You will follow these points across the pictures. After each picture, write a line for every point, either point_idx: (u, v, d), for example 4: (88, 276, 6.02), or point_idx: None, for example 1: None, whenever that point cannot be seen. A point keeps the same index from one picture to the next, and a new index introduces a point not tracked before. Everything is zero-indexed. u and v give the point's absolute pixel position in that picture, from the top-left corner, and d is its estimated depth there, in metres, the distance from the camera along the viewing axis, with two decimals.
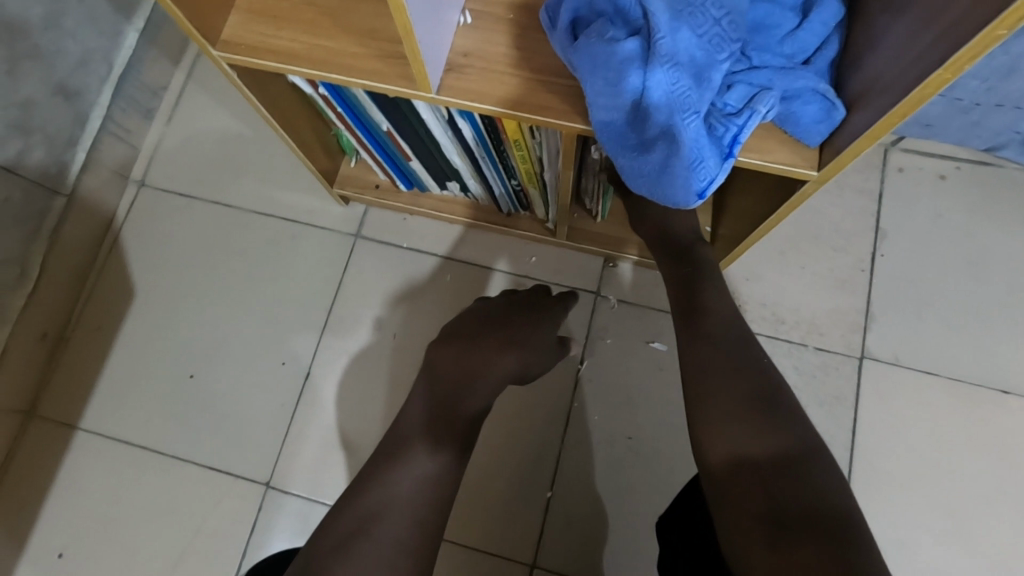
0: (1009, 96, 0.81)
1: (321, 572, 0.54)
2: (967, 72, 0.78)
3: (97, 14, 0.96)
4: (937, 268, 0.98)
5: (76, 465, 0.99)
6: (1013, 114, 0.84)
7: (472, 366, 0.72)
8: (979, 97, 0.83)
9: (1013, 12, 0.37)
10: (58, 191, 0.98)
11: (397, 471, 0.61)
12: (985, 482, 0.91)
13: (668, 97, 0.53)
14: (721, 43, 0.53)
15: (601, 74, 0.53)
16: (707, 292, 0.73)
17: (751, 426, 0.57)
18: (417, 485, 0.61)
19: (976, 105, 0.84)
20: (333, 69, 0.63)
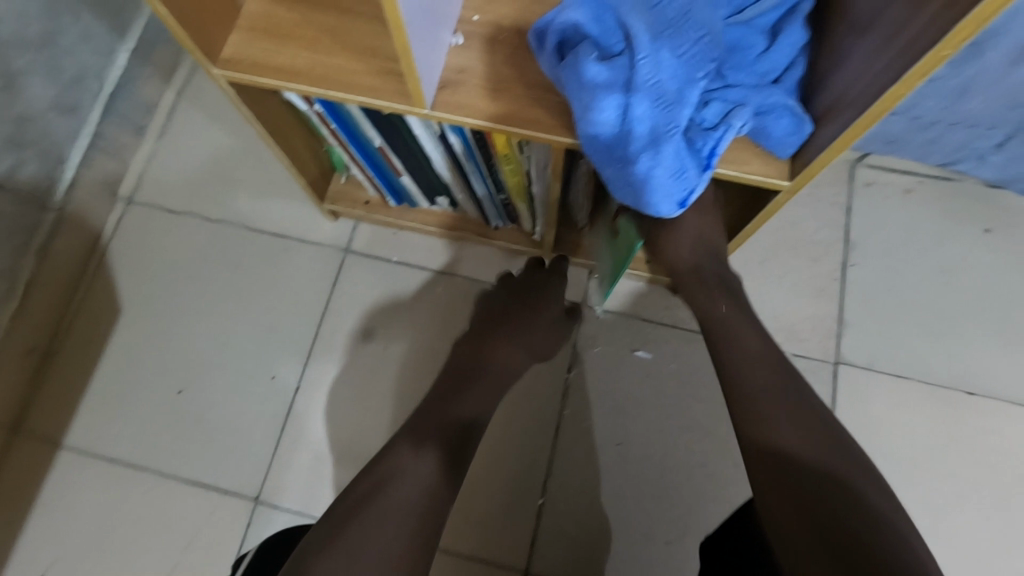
0: (962, 114, 0.87)
1: (340, 532, 0.55)
2: (923, 92, 0.84)
3: (90, 33, 1.03)
4: (905, 274, 1.03)
5: (60, 485, 0.97)
6: (966, 132, 0.90)
7: (481, 354, 0.79)
8: (936, 115, 0.88)
9: (959, 32, 0.42)
10: (48, 206, 1.01)
11: (412, 443, 0.64)
12: (958, 480, 0.94)
13: (650, 117, 0.56)
14: (700, 63, 0.57)
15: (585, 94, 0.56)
16: (747, 334, 0.69)
17: (813, 444, 0.57)
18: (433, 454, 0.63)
19: (933, 123, 0.90)
20: (331, 86, 0.66)
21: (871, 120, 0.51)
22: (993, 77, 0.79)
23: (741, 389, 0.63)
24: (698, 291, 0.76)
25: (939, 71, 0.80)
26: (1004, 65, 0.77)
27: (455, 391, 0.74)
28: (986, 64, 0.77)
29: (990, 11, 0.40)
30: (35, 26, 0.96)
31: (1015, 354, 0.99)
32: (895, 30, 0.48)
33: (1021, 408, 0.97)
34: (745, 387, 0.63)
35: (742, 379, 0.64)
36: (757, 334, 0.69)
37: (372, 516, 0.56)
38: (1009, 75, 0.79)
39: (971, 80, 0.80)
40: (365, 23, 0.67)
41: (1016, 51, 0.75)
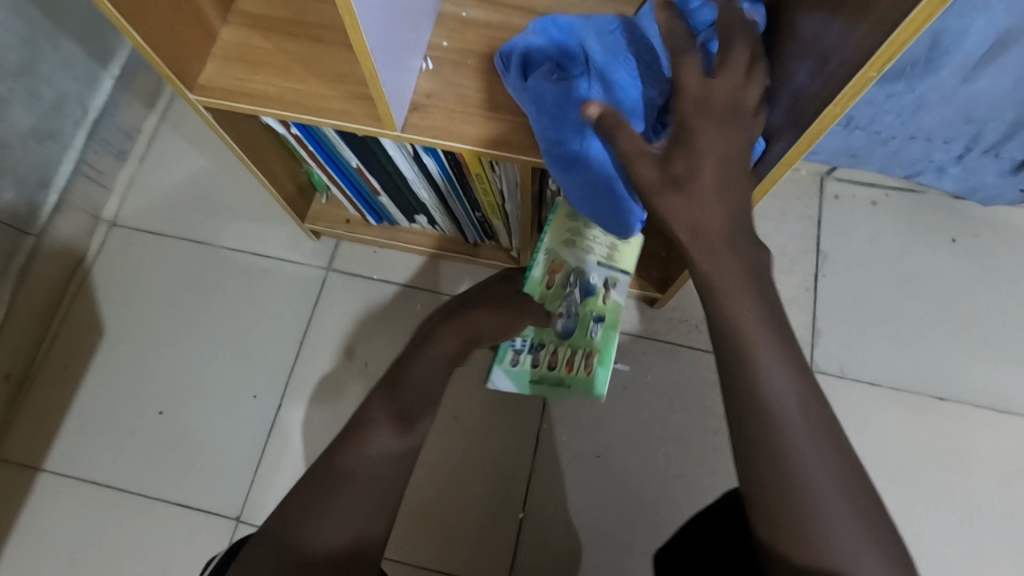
0: (919, 128, 0.90)
1: (295, 534, 0.52)
2: (882, 107, 0.87)
3: (72, 61, 0.99)
4: (874, 284, 1.06)
5: (39, 508, 0.97)
6: (924, 145, 0.93)
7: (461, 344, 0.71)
8: (895, 129, 0.91)
9: (884, 54, 0.46)
10: (28, 231, 1.00)
11: (380, 420, 0.61)
12: (930, 484, 0.96)
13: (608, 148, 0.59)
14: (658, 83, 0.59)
15: (546, 115, 0.59)
16: (785, 376, 0.46)
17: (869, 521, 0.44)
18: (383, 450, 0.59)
19: (893, 137, 0.93)
20: (306, 110, 0.68)
21: (816, 135, 0.55)
22: (946, 92, 0.83)
23: (779, 462, 0.45)
24: (748, 326, 0.47)
25: (896, 88, 0.83)
26: (956, 82, 0.81)
27: (427, 377, 0.67)
28: (938, 80, 0.81)
29: (908, 35, 0.43)
30: (17, 50, 0.91)
31: (981, 359, 1.02)
32: (833, 54, 0.51)
33: (989, 411, 0.99)
34: (785, 460, 0.45)
35: (784, 451, 0.45)
36: (797, 376, 0.46)
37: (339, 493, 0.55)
38: (960, 90, 0.82)
39: (925, 95, 0.84)
40: (337, 49, 0.69)
41: (965, 68, 0.79)
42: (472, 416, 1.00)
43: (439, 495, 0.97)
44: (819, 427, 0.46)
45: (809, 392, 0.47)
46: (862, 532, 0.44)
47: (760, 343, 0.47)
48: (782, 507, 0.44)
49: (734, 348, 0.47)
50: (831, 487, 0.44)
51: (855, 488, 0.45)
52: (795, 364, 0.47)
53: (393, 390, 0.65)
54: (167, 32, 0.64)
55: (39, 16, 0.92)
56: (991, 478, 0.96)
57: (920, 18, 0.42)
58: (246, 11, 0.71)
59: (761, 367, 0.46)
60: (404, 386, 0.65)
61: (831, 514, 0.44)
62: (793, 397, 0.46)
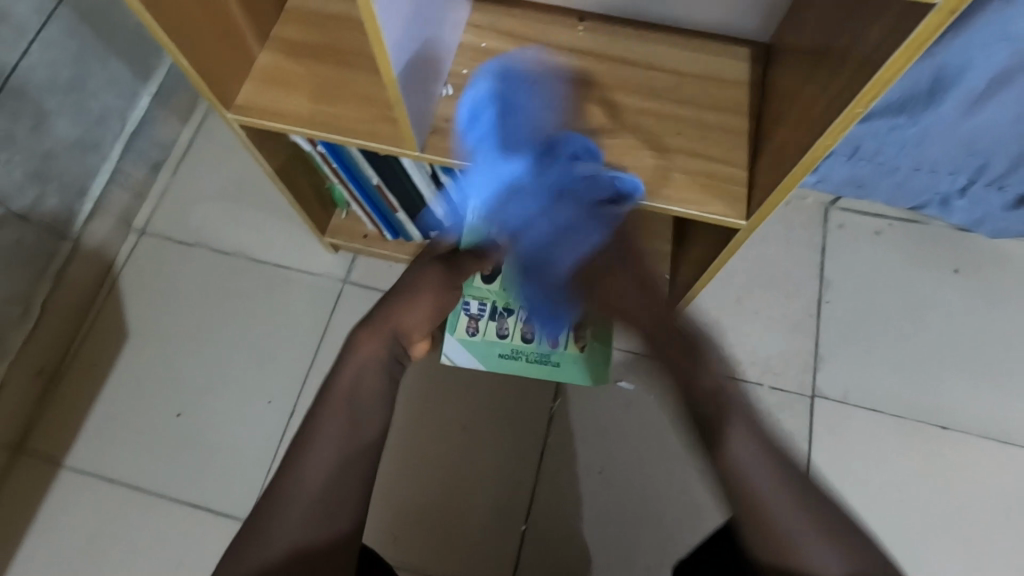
0: (923, 159, 0.93)
1: (266, 534, 0.60)
2: (885, 139, 0.90)
3: (117, 79, 1.07)
4: (878, 312, 1.08)
5: (59, 503, 1.00)
6: (929, 176, 0.96)
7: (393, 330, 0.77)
8: (899, 160, 0.94)
9: (866, 93, 0.49)
10: (65, 236, 1.05)
11: (311, 439, 0.65)
12: (930, 512, 0.97)
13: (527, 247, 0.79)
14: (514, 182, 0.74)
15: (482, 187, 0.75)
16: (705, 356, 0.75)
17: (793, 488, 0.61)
18: (333, 446, 0.65)
19: (897, 167, 0.95)
20: (334, 129, 0.73)
21: (807, 167, 0.58)
22: (946, 125, 0.86)
23: (747, 499, 0.60)
24: (733, 432, 0.63)
25: (898, 121, 0.86)
26: (956, 116, 0.84)
27: (364, 384, 0.71)
28: (940, 114, 0.84)
29: (891, 73, 0.46)
30: (68, 67, 0.99)
31: (983, 390, 1.03)
32: (822, 90, 0.55)
33: (990, 442, 1.00)
34: (753, 497, 0.60)
35: (755, 492, 0.60)
36: (755, 435, 0.63)
37: (280, 511, 0.61)
38: (960, 124, 0.85)
39: (926, 129, 0.87)
40: (364, 74, 0.74)
41: (965, 102, 0.82)
42: (478, 428, 1.03)
43: (444, 504, 1.00)
44: (779, 476, 0.61)
45: (769, 452, 0.62)
46: (822, 546, 0.57)
47: (735, 425, 0.63)
48: (758, 527, 0.59)
49: (715, 422, 0.65)
50: (783, 507, 0.59)
51: (818, 512, 0.60)
52: (756, 429, 0.64)
53: (324, 404, 0.68)
54: (210, 55, 0.69)
55: (91, 37, 1.01)
56: (990, 509, 0.97)
57: (901, 59, 0.45)
58: (283, 38, 0.77)
59: (732, 428, 0.63)
60: (335, 398, 0.68)
61: (796, 536, 0.58)
62: (753, 450, 0.62)
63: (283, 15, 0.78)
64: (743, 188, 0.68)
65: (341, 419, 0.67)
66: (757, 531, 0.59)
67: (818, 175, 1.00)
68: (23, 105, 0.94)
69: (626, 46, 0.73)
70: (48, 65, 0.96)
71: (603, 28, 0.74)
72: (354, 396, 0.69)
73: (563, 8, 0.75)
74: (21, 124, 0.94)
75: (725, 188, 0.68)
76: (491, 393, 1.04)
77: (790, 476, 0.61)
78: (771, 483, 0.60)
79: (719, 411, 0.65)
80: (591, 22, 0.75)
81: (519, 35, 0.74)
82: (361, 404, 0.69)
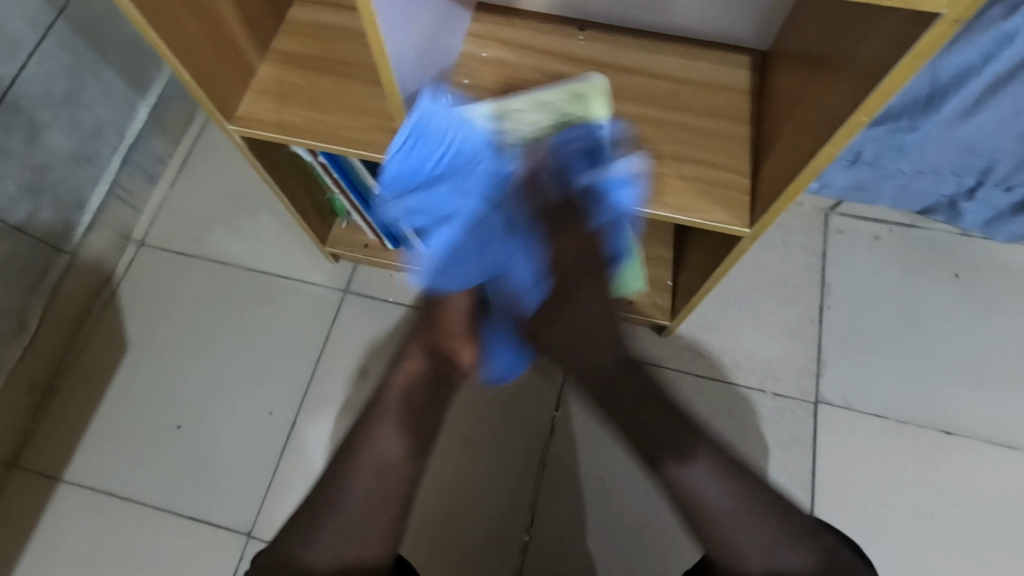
0: (926, 161, 0.93)
1: (310, 533, 0.69)
2: (886, 143, 0.91)
3: (113, 92, 1.07)
4: (879, 317, 1.08)
5: (55, 517, 0.99)
6: (934, 178, 0.96)
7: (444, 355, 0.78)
8: (903, 163, 0.94)
9: (869, 104, 0.48)
10: (61, 249, 1.05)
11: (367, 446, 0.72)
12: (934, 519, 0.97)
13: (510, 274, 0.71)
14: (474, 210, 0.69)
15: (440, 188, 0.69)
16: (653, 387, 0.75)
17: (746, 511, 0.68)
18: (383, 462, 0.72)
19: (900, 171, 0.96)
20: (334, 141, 0.73)
21: (811, 176, 0.57)
22: (947, 127, 0.86)
23: (703, 521, 0.69)
24: (684, 457, 0.70)
25: (900, 122, 0.87)
26: (957, 118, 0.85)
27: (404, 406, 0.75)
28: (942, 115, 0.84)
29: (896, 82, 0.46)
30: (63, 80, 0.99)
31: (986, 395, 1.02)
32: (824, 99, 0.55)
33: (994, 446, 1.00)
34: (709, 519, 0.69)
35: (708, 512, 0.69)
36: (704, 456, 0.71)
37: (327, 511, 0.70)
38: (961, 126, 0.85)
39: (928, 131, 0.87)
40: (364, 85, 0.74)
41: (966, 103, 0.82)
42: (480, 438, 1.02)
43: (445, 515, 0.99)
44: (731, 491, 0.69)
45: (720, 469, 0.70)
46: (773, 551, 0.66)
47: (690, 448, 0.71)
48: (713, 544, 0.69)
49: (667, 454, 0.71)
50: (737, 521, 0.68)
51: (771, 516, 0.68)
52: (705, 445, 0.72)
53: (378, 419, 0.74)
54: (208, 67, 0.69)
55: (86, 50, 1.01)
56: (996, 514, 0.96)
57: (905, 68, 0.44)
58: (281, 49, 0.77)
59: (688, 454, 0.70)
60: (383, 412, 0.74)
61: (749, 546, 0.67)
62: (706, 478, 0.69)
63: (283, 27, 0.78)
64: (746, 196, 0.68)
65: (387, 438, 0.73)
66: (713, 543, 0.69)
67: (821, 181, 1.01)
68: (15, 119, 0.94)
69: (625, 55, 0.73)
70: (43, 78, 0.96)
71: (603, 37, 0.74)
72: (400, 413, 0.75)
73: (564, 19, 0.76)
74: (14, 138, 0.94)
75: (728, 195, 0.68)
76: (493, 402, 1.04)
77: (741, 489, 0.70)
78: (722, 501, 0.69)
79: (669, 441, 0.71)
80: (590, 31, 0.75)
81: (520, 44, 0.74)
82: (403, 429, 0.74)
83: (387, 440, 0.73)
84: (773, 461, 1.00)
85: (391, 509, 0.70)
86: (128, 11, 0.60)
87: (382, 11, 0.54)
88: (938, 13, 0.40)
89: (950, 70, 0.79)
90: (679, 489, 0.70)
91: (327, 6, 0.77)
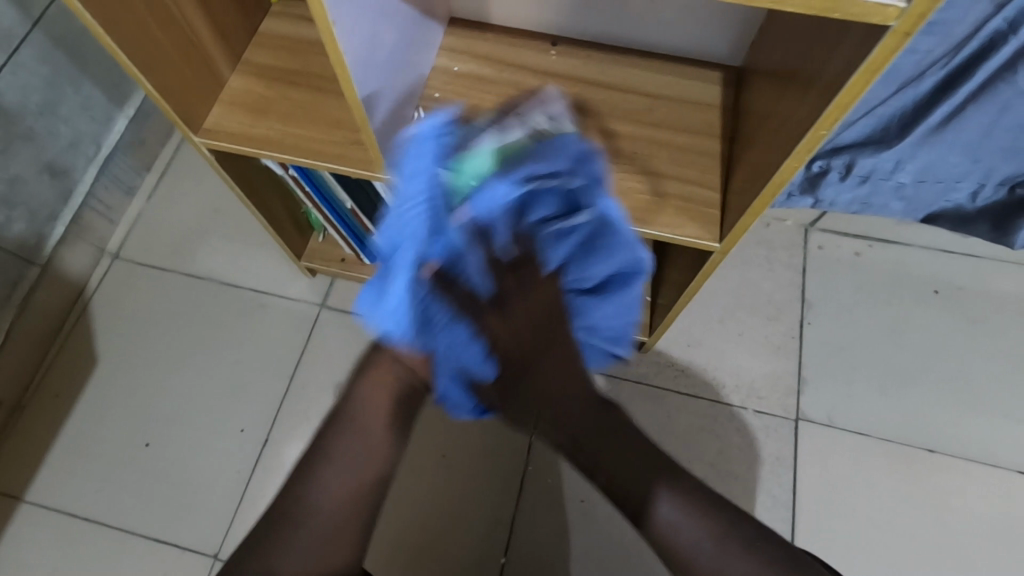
0: (925, 171, 0.93)
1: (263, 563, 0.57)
2: (876, 157, 0.91)
3: (90, 103, 1.06)
4: (859, 334, 1.07)
5: (15, 538, 0.96)
6: (935, 187, 0.95)
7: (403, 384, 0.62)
8: (900, 174, 0.94)
9: (829, 116, 0.48)
10: (33, 261, 1.03)
11: (313, 485, 0.59)
12: (916, 536, 0.95)
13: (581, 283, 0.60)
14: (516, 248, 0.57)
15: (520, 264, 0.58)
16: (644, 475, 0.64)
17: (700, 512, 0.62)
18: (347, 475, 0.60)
19: (899, 182, 0.95)
20: (304, 153, 0.72)
21: (776, 192, 0.58)
22: (937, 136, 0.87)
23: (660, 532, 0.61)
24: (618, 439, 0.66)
25: (888, 130, 0.89)
26: (947, 125, 0.85)
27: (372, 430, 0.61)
28: (928, 124, 0.86)
29: (859, 89, 0.45)
30: (40, 92, 0.98)
31: (969, 412, 1.02)
32: (789, 114, 0.55)
33: (978, 465, 0.99)
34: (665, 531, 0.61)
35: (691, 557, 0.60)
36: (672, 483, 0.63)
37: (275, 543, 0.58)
38: (951, 130, 0.86)
39: (918, 139, 0.88)
40: (335, 98, 0.74)
41: (954, 108, 0.83)
42: (458, 457, 1.00)
43: (419, 537, 0.97)
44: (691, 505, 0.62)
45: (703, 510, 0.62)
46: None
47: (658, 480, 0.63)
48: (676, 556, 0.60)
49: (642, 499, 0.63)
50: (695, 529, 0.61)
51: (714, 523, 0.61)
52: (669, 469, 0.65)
53: (328, 444, 0.61)
54: (177, 79, 0.69)
55: (63, 63, 1.00)
56: (980, 535, 0.95)
57: (861, 80, 0.44)
58: (253, 62, 0.77)
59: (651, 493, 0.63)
60: (337, 435, 0.61)
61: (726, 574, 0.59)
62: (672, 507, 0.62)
63: (256, 40, 0.78)
64: (718, 212, 0.68)
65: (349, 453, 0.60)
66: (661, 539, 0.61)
67: (814, 196, 0.99)
68: None
69: (598, 68, 0.73)
70: (18, 90, 0.95)
71: (575, 53, 0.74)
72: (359, 437, 0.61)
73: (536, 33, 0.76)
74: None
75: (701, 211, 0.68)
76: (471, 421, 1.02)
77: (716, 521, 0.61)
78: (698, 535, 0.60)
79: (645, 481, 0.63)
80: (564, 46, 0.75)
81: (491, 58, 0.74)
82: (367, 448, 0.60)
83: (346, 462, 0.60)
84: (755, 480, 0.98)
85: (364, 521, 0.60)
86: (88, 22, 0.58)
87: (340, 19, 0.52)
88: (888, 26, 0.40)
89: (932, 80, 0.81)
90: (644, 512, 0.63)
91: (302, 20, 0.78)
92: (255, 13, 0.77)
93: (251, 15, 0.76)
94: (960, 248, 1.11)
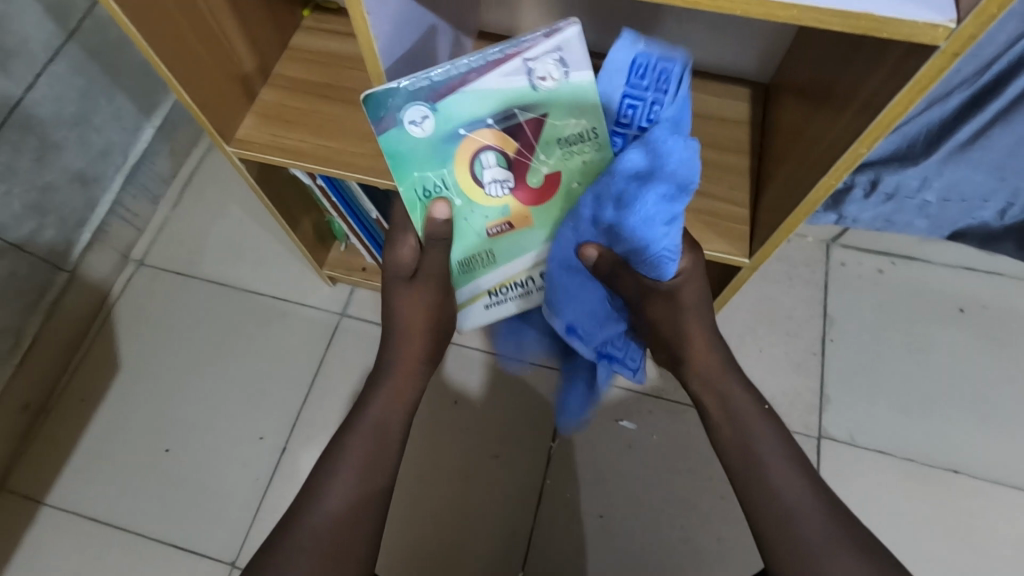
0: (951, 190, 0.92)
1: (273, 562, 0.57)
2: (902, 175, 0.91)
3: (122, 113, 1.08)
4: (883, 351, 1.06)
5: (36, 542, 0.97)
6: (960, 206, 0.95)
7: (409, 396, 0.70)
8: (926, 193, 0.93)
9: (868, 135, 0.48)
10: (62, 267, 1.05)
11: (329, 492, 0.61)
12: (940, 559, 0.93)
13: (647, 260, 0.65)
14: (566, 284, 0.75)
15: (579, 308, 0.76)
16: (756, 415, 0.64)
17: (793, 455, 0.62)
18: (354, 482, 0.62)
19: (925, 200, 0.94)
20: (335, 163, 0.72)
21: (811, 209, 0.57)
22: (963, 153, 0.86)
23: (754, 463, 0.61)
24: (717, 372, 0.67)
25: (914, 148, 0.88)
26: (975, 143, 0.85)
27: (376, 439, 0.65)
28: (955, 142, 0.85)
29: (902, 107, 0.45)
30: (74, 102, 1.00)
31: (996, 433, 1.00)
32: (824, 130, 0.55)
33: (1005, 488, 0.97)
34: (761, 465, 0.61)
35: (782, 496, 0.59)
36: (780, 436, 0.63)
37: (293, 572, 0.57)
38: (978, 149, 0.85)
39: (944, 158, 0.87)
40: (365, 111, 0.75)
41: (981, 126, 0.83)
42: (475, 472, 1.00)
43: (436, 550, 0.96)
44: (772, 434, 0.63)
45: (795, 460, 0.62)
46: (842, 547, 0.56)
47: (752, 421, 0.64)
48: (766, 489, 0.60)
49: (740, 444, 0.63)
50: (783, 468, 0.61)
51: (809, 478, 0.61)
52: (768, 422, 0.64)
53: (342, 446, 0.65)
54: (212, 90, 0.70)
55: (98, 74, 1.02)
56: (1009, 559, 0.93)
57: (905, 99, 0.44)
58: (286, 74, 0.78)
59: (750, 426, 0.63)
60: (355, 435, 0.65)
61: (810, 524, 0.57)
62: (774, 447, 0.62)
63: (287, 53, 0.79)
64: (746, 227, 0.67)
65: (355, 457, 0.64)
66: (750, 473, 0.61)
67: (837, 211, 0.99)
68: (26, 139, 0.95)
69: None
70: (54, 100, 0.97)
71: (602, 67, 0.75)
72: (380, 436, 0.66)
73: None
74: (24, 157, 0.95)
75: (730, 227, 0.67)
76: (490, 432, 1.02)
77: (821, 491, 0.60)
78: (791, 477, 0.60)
79: (743, 423, 0.64)
80: (591, 61, 0.76)
81: None
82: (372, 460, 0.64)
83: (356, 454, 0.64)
84: None
85: (368, 533, 0.61)
86: (131, 34, 0.59)
87: (378, 32, 0.53)
88: (936, 46, 0.40)
89: (960, 97, 0.81)
90: (746, 460, 0.62)
91: (334, 36, 0.79)
92: (287, 27, 0.78)
93: (284, 28, 0.78)
94: (985, 265, 1.09)
